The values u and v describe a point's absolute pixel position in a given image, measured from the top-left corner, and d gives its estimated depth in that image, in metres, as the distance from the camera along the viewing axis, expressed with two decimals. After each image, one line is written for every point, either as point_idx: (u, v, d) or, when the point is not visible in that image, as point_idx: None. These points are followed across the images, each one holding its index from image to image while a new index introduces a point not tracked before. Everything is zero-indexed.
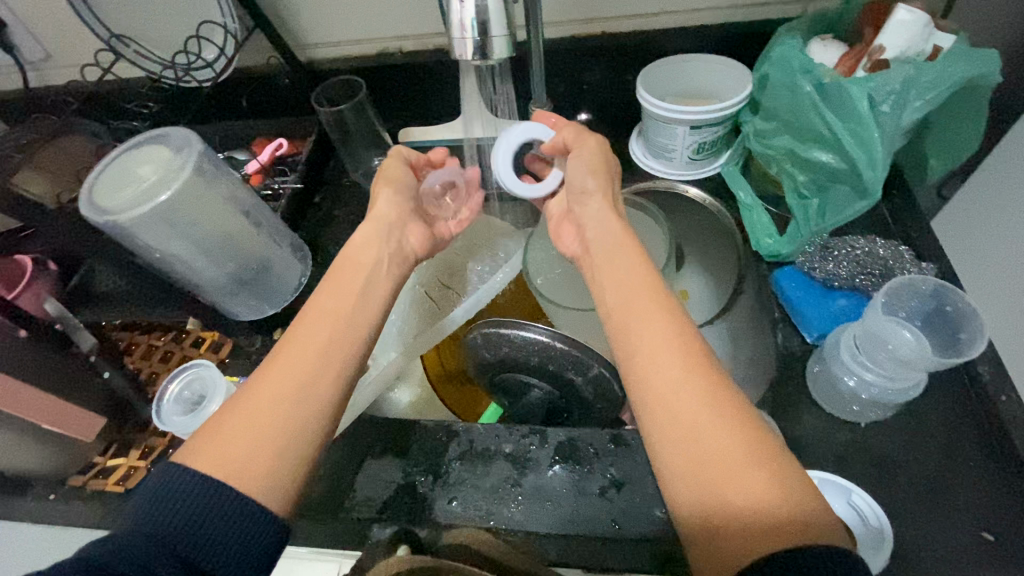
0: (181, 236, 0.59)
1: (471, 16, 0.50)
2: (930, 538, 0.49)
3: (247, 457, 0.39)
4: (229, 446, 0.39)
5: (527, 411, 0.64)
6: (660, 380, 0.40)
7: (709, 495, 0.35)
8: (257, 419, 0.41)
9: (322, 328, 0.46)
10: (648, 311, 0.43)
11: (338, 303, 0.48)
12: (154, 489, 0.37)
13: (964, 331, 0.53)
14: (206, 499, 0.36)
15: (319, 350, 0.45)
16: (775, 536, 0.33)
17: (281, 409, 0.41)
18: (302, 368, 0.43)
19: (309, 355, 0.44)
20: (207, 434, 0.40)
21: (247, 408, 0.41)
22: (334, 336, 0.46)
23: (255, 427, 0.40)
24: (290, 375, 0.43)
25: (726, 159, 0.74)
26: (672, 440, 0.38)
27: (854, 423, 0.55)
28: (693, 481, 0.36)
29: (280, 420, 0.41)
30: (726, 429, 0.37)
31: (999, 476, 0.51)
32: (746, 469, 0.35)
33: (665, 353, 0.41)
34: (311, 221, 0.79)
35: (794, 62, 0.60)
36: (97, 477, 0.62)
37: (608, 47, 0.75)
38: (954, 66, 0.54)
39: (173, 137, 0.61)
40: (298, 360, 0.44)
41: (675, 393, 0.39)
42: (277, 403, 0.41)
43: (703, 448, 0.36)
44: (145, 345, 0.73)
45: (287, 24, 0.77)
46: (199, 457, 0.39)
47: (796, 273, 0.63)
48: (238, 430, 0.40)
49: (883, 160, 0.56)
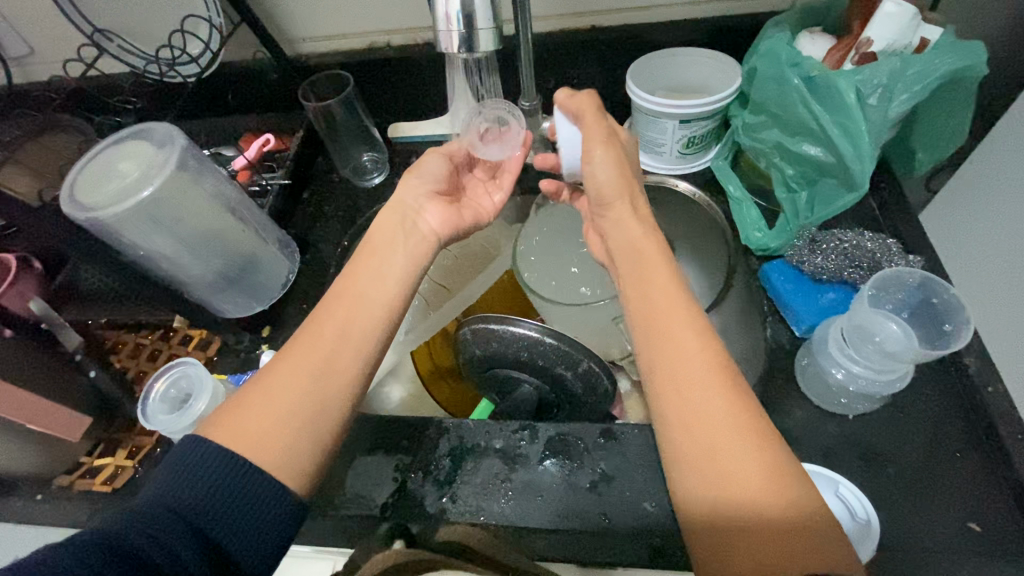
0: (166, 233, 0.58)
1: (457, 9, 0.50)
2: (918, 530, 0.49)
3: (267, 436, 0.41)
4: (262, 432, 0.41)
5: (513, 408, 0.63)
6: (688, 385, 0.40)
7: (717, 494, 0.37)
8: (282, 405, 0.42)
9: (343, 316, 0.47)
10: (670, 307, 0.44)
11: (353, 287, 0.50)
12: (179, 468, 0.38)
13: (950, 322, 0.54)
14: (227, 477, 0.38)
15: (340, 332, 0.46)
16: (777, 538, 0.35)
17: (301, 390, 0.43)
18: (326, 355, 0.45)
19: (327, 342, 0.46)
20: (227, 412, 0.42)
21: (280, 384, 0.43)
22: (349, 333, 0.46)
23: (273, 418, 0.41)
24: (311, 361, 0.44)
25: (716, 153, 0.74)
26: (684, 438, 0.39)
27: (843, 415, 0.55)
28: (702, 479, 0.38)
29: (301, 400, 0.43)
30: (739, 433, 0.38)
31: (984, 466, 0.51)
32: (759, 482, 0.36)
33: (685, 351, 0.41)
34: (299, 218, 0.78)
35: (782, 55, 0.60)
36: (84, 477, 0.61)
37: (597, 41, 0.74)
38: (939, 59, 0.54)
39: (156, 133, 0.60)
40: (324, 344, 0.46)
41: (688, 391, 0.40)
42: (300, 386, 0.43)
43: (726, 459, 0.37)
44: (133, 344, 0.72)
45: (274, 19, 0.76)
46: (220, 434, 0.40)
47: (785, 266, 0.63)
48: (260, 418, 0.41)
49: (870, 153, 0.56)
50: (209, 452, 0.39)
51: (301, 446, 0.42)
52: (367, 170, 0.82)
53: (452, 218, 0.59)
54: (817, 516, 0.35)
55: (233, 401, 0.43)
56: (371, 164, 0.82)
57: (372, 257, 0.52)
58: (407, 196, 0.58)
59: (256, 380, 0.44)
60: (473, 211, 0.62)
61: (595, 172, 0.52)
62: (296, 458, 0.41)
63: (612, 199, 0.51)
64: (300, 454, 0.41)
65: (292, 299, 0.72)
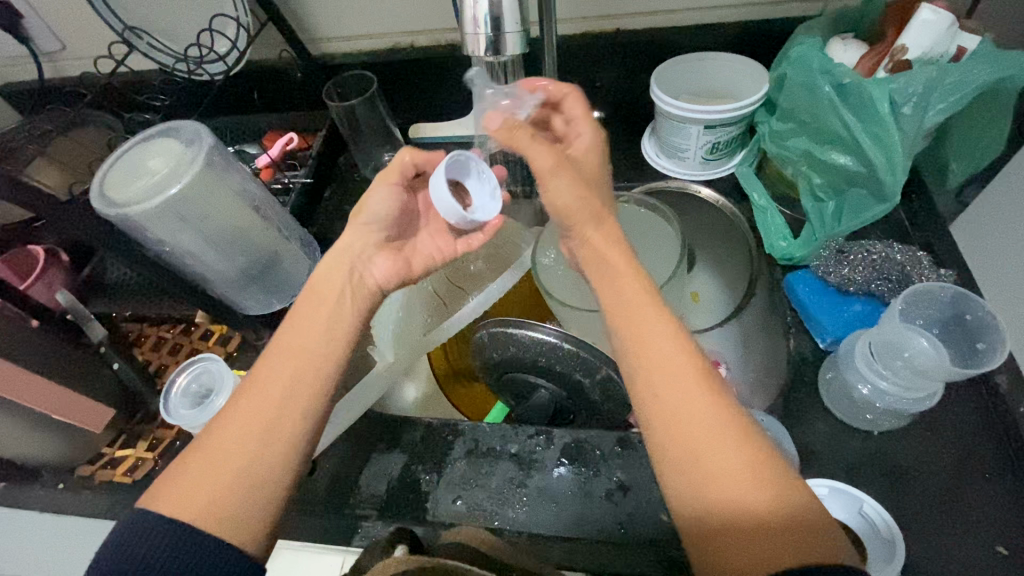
0: (192, 230, 0.59)
1: (485, 11, 0.50)
2: (942, 551, 0.48)
3: (213, 492, 0.38)
4: (197, 500, 0.38)
5: (532, 414, 0.62)
6: (667, 382, 0.38)
7: (708, 502, 0.35)
8: (218, 469, 0.39)
9: (285, 361, 0.43)
10: (642, 314, 0.41)
11: (295, 338, 0.45)
12: (128, 532, 0.37)
13: (983, 340, 0.52)
14: (176, 539, 0.36)
15: (284, 385, 0.42)
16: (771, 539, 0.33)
17: (247, 452, 0.40)
18: (269, 412, 0.41)
19: (267, 401, 0.42)
20: (171, 478, 0.40)
21: (222, 443, 0.40)
22: (284, 382, 0.42)
23: (204, 489, 0.38)
24: (251, 421, 0.41)
25: (741, 159, 0.73)
26: (669, 450, 0.37)
27: (867, 431, 0.54)
28: (690, 491, 0.36)
29: (241, 460, 0.39)
30: (726, 434, 0.36)
31: (1013, 487, 0.50)
32: (746, 475, 0.35)
33: (659, 347, 0.39)
34: (320, 216, 0.79)
35: (812, 63, 0.59)
36: (104, 468, 0.63)
37: (622, 44, 0.74)
38: (979, 68, 0.53)
39: (184, 131, 0.61)
40: (265, 398, 0.42)
41: (679, 405, 0.37)
42: (241, 449, 0.40)
43: (713, 457, 0.36)
44: (155, 337, 0.72)
45: (300, 18, 0.77)
46: (165, 505, 0.38)
47: (810, 277, 0.62)
48: (192, 484, 0.39)
49: (903, 163, 0.55)
50: (149, 530, 0.36)
51: (253, 510, 0.39)
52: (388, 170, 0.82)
53: (399, 270, 0.52)
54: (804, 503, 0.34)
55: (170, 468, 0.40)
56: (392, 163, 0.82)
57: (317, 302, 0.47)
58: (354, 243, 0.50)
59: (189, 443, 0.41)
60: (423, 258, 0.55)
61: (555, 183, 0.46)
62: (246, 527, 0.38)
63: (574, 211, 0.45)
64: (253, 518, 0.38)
65: None
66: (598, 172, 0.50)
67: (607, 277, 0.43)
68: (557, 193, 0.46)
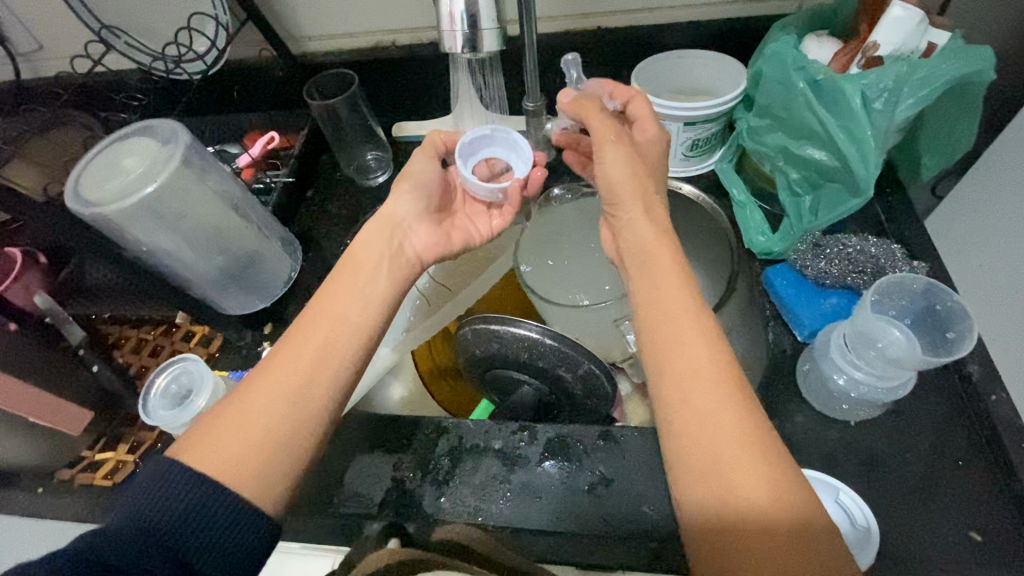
0: (170, 229, 0.59)
1: (461, 9, 0.50)
2: (917, 538, 0.49)
3: (244, 448, 0.39)
4: (235, 452, 0.39)
5: (515, 411, 0.62)
6: (687, 377, 0.39)
7: (722, 505, 0.35)
8: (250, 427, 0.40)
9: (324, 326, 0.46)
10: (683, 314, 0.41)
11: (330, 305, 0.47)
12: (150, 488, 0.37)
13: (954, 330, 0.53)
14: (195, 499, 0.36)
15: (317, 350, 0.44)
16: (774, 538, 0.34)
17: (279, 413, 0.41)
18: (301, 381, 0.43)
19: (298, 370, 0.43)
20: (199, 438, 0.40)
21: (257, 401, 0.41)
22: (317, 354, 0.44)
23: (241, 443, 0.39)
24: (284, 384, 0.42)
25: (720, 156, 0.73)
26: (687, 449, 0.38)
27: (844, 421, 0.55)
28: (704, 492, 0.36)
29: (276, 416, 0.41)
30: (748, 440, 0.36)
31: (985, 474, 0.51)
32: (757, 472, 0.35)
33: (687, 343, 0.40)
34: (303, 216, 0.78)
35: (787, 59, 0.59)
36: (84, 472, 0.61)
37: (602, 43, 0.74)
38: (947, 63, 0.54)
39: (161, 130, 0.60)
40: (298, 364, 0.43)
41: (697, 401, 0.38)
42: (272, 410, 0.41)
43: (723, 454, 0.36)
44: (135, 340, 0.71)
45: (280, 17, 0.77)
46: (203, 452, 0.39)
47: (788, 270, 0.63)
48: (227, 436, 0.40)
49: (875, 158, 0.56)
50: (186, 474, 0.37)
51: (277, 474, 0.40)
52: (372, 169, 0.82)
53: (439, 242, 0.57)
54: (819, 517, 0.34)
55: (210, 418, 0.42)
56: (375, 162, 0.82)
57: (354, 270, 0.50)
58: (394, 210, 0.54)
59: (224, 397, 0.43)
60: (462, 233, 0.59)
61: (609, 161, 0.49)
62: (270, 485, 0.39)
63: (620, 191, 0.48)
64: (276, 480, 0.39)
65: (294, 296, 0.71)
66: (658, 159, 0.52)
67: (650, 276, 0.45)
68: (611, 169, 0.49)
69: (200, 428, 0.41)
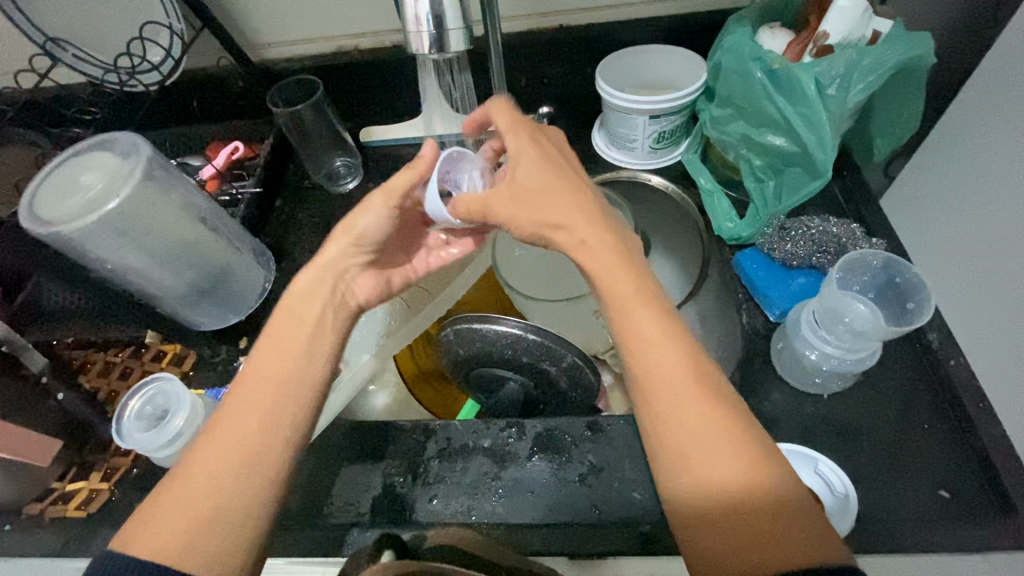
0: (135, 246, 0.57)
1: (427, 10, 0.50)
2: (891, 500, 0.51)
3: (186, 528, 0.36)
4: (178, 531, 0.35)
5: (502, 407, 0.64)
6: (655, 374, 0.38)
7: (694, 498, 0.35)
8: (189, 502, 0.36)
9: (269, 379, 0.41)
10: (637, 305, 0.40)
11: (276, 357, 0.42)
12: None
13: (912, 300, 0.56)
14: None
15: (264, 405, 0.39)
16: (756, 519, 0.34)
17: (220, 488, 0.37)
18: (250, 441, 0.38)
19: (247, 429, 0.39)
20: (140, 522, 0.36)
21: (201, 471, 0.37)
22: (263, 408, 0.39)
23: (187, 521, 0.36)
24: (231, 449, 0.38)
25: (685, 147, 0.76)
26: (668, 450, 0.36)
27: (819, 395, 0.57)
28: (680, 480, 0.36)
29: (226, 485, 0.37)
30: (711, 424, 0.36)
31: (949, 435, 0.54)
32: (733, 456, 0.35)
33: (649, 338, 0.38)
34: (272, 226, 0.77)
35: (744, 50, 0.62)
36: (56, 504, 0.58)
37: (565, 41, 0.76)
38: (892, 50, 0.57)
39: (120, 143, 0.58)
40: (244, 424, 0.39)
41: (666, 398, 0.37)
42: (218, 483, 0.37)
43: (700, 447, 0.36)
44: (102, 363, 0.68)
45: (238, 24, 0.75)
46: (139, 546, 0.35)
47: (758, 254, 0.65)
48: (169, 518, 0.36)
49: (833, 141, 0.59)
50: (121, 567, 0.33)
51: (234, 548, 0.36)
52: (341, 175, 0.81)
53: (381, 290, 0.51)
54: (792, 493, 0.34)
55: (150, 499, 0.38)
56: (345, 168, 0.82)
57: (298, 320, 0.44)
58: (337, 258, 0.47)
59: (167, 476, 0.38)
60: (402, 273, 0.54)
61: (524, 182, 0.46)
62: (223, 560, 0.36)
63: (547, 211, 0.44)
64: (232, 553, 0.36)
65: (268, 308, 0.70)
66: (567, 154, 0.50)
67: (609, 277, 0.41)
68: (530, 189, 0.46)
69: (143, 511, 0.37)
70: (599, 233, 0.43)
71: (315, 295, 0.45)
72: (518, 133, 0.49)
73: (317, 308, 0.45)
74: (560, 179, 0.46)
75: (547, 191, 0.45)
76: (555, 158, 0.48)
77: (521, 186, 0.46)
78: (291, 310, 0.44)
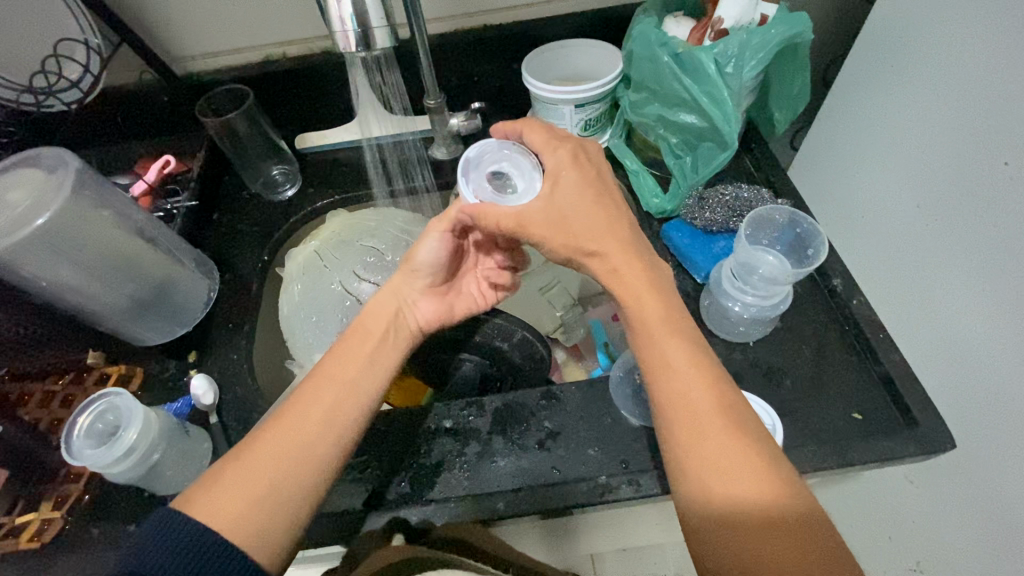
0: (69, 261, 0.57)
1: (350, 12, 0.52)
2: (811, 426, 0.57)
3: (236, 500, 0.42)
4: (231, 502, 0.42)
5: (459, 389, 0.66)
6: (679, 398, 0.42)
7: (713, 510, 0.39)
8: (245, 479, 0.43)
9: (326, 391, 0.49)
10: (665, 340, 0.44)
11: (338, 365, 0.51)
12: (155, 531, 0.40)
13: (812, 246, 0.64)
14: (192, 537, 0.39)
15: (321, 406, 0.48)
16: (773, 531, 0.37)
17: (275, 471, 0.44)
18: (306, 438, 0.46)
19: (305, 427, 0.46)
20: (200, 488, 0.43)
21: (262, 454, 0.44)
22: (318, 409, 0.47)
23: (237, 495, 0.42)
24: (290, 441, 0.45)
25: (611, 133, 0.81)
26: (689, 466, 0.40)
27: (744, 342, 0.64)
28: (698, 495, 0.39)
29: (280, 468, 0.44)
30: (734, 447, 0.39)
31: (857, 365, 0.61)
32: (752, 475, 0.38)
33: (676, 372, 0.42)
34: (213, 238, 0.76)
35: (651, 37, 0.68)
36: (6, 538, 0.56)
37: (489, 38, 0.79)
38: (776, 29, 0.63)
39: (44, 158, 0.57)
40: (304, 421, 0.47)
41: (688, 418, 0.41)
42: (273, 465, 0.44)
43: (719, 464, 0.39)
44: (42, 393, 0.63)
45: (159, 38, 0.75)
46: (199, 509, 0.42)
47: (682, 224, 0.71)
48: (227, 489, 0.43)
49: (734, 114, 0.65)
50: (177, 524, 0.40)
51: (274, 523, 0.43)
52: (279, 183, 0.81)
53: (442, 316, 0.59)
54: (806, 510, 0.38)
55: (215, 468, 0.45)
56: (283, 176, 0.82)
57: (365, 336, 0.53)
58: (402, 286, 0.57)
59: (228, 453, 0.45)
60: (466, 305, 0.61)
61: (568, 202, 0.48)
62: (267, 535, 0.42)
63: (584, 235, 0.47)
64: (272, 528, 0.43)
65: (216, 318, 0.69)
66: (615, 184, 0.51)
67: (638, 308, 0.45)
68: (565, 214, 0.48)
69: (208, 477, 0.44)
70: (631, 260, 0.47)
71: (382, 311, 0.55)
72: (554, 148, 0.51)
73: (381, 326, 0.54)
74: (606, 211, 0.48)
75: (584, 214, 0.48)
76: (597, 181, 0.50)
77: (559, 209, 0.48)
78: (366, 324, 0.54)
